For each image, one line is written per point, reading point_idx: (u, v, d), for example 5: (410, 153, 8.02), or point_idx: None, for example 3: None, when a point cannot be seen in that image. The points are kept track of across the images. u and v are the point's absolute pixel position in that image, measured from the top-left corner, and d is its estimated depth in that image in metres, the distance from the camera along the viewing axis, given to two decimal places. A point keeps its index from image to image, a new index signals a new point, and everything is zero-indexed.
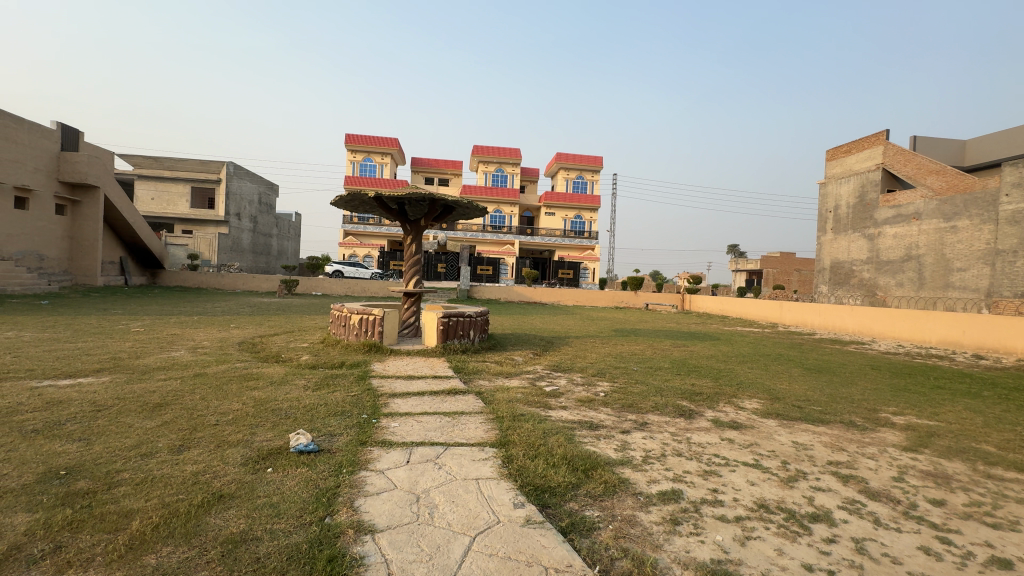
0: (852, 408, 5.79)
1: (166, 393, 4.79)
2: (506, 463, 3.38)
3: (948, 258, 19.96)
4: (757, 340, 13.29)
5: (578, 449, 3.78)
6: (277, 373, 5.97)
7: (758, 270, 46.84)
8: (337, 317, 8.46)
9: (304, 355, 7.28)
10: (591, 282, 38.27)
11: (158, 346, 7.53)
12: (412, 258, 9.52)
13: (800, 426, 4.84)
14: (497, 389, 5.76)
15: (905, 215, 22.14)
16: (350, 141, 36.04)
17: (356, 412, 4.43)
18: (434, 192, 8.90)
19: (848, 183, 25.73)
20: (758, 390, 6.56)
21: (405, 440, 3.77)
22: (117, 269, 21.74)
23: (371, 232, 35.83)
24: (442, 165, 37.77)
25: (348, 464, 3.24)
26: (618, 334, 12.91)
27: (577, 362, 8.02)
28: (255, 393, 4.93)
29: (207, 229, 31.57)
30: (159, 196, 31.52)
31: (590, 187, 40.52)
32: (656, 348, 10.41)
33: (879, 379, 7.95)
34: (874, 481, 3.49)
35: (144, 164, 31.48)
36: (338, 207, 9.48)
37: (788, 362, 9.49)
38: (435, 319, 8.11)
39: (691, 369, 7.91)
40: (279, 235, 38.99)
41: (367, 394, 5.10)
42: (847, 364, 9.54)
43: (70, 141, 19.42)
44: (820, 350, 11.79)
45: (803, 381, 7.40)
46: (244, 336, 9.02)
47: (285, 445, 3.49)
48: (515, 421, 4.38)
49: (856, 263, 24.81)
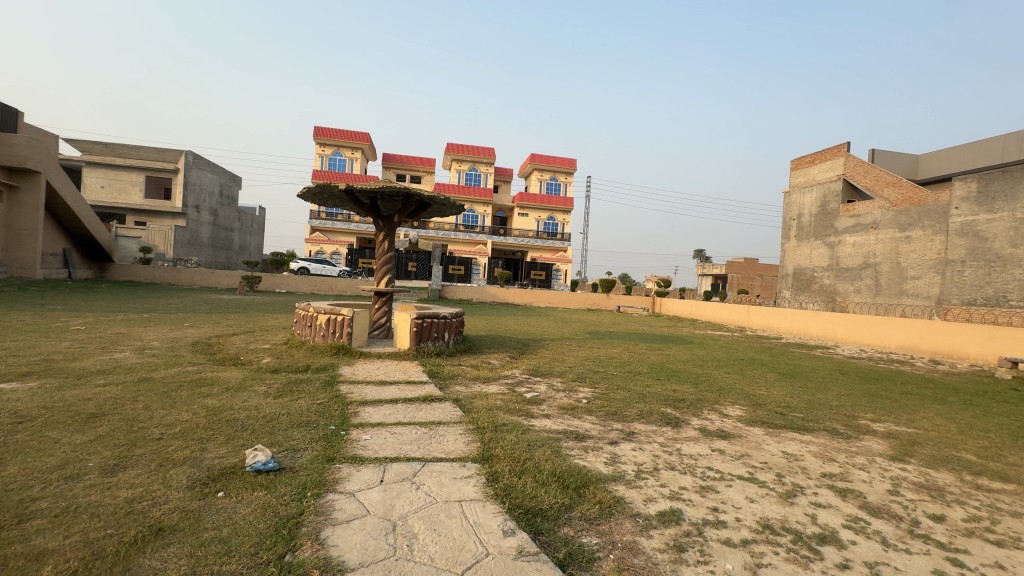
0: (832, 415, 5.76)
1: (104, 401, 4.24)
2: (492, 482, 3.08)
3: (902, 267, 20.86)
4: (729, 345, 13.43)
5: (568, 464, 3.51)
6: (235, 378, 5.46)
7: (723, 275, 48.09)
8: (302, 317, 7.95)
9: (265, 357, 6.76)
10: (563, 284, 38.32)
11: (100, 346, 6.84)
12: (384, 256, 9.05)
13: (786, 435, 4.74)
14: (475, 396, 5.44)
15: (864, 224, 23.05)
16: (319, 134, 34.89)
17: (322, 423, 4.03)
18: (409, 186, 8.46)
19: (811, 192, 26.65)
20: (738, 396, 6.48)
21: (377, 456, 3.40)
22: (60, 261, 20.16)
23: (340, 229, 34.72)
24: (414, 163, 37.04)
25: (312, 485, 2.87)
26: (593, 337, 12.78)
27: (556, 366, 7.79)
28: (207, 401, 4.43)
29: (163, 221, 29.87)
30: (110, 184, 29.60)
31: (563, 189, 40.65)
32: (633, 352, 10.29)
33: (850, 385, 8.04)
34: (872, 496, 3.37)
35: (94, 150, 29.51)
36: (305, 199, 8.91)
37: (762, 367, 9.53)
38: (409, 320, 7.71)
39: (670, 374, 7.80)
40: (242, 230, 37.31)
41: (335, 402, 4.69)
42: (817, 369, 9.66)
43: (8, 121, 17.89)
44: (789, 354, 12.01)
45: (781, 387, 7.38)
46: (200, 335, 8.39)
47: (240, 464, 3.08)
48: (497, 432, 4.08)
49: (818, 270, 25.70)
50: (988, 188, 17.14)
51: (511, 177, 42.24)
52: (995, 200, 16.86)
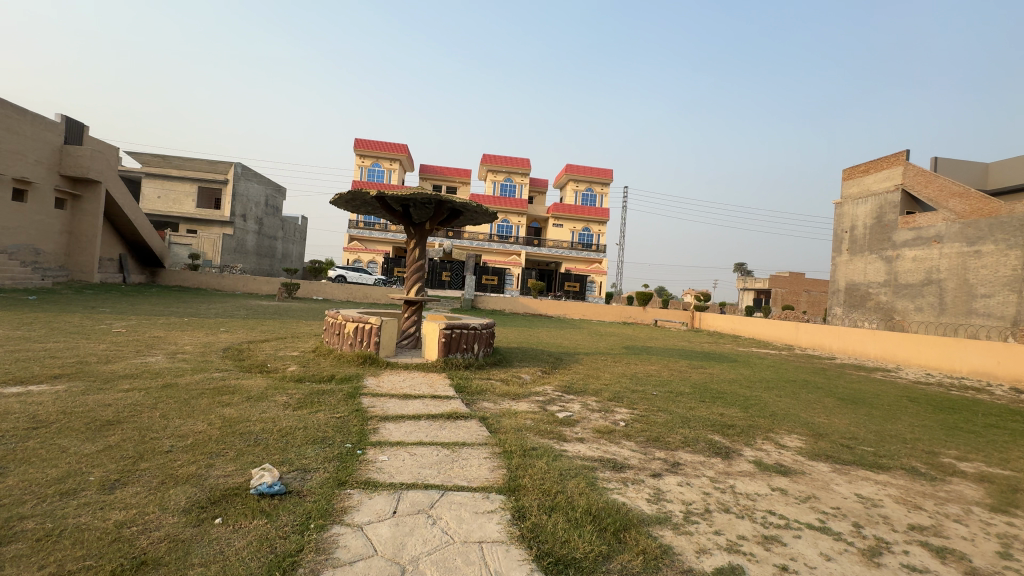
0: (909, 451, 5.05)
1: (123, 408, 4.13)
2: (519, 520, 2.70)
3: (971, 284, 19.10)
4: (777, 364, 12.45)
5: (606, 500, 3.09)
6: (258, 386, 5.32)
7: (766, 289, 45.91)
8: (331, 325, 7.87)
9: (291, 365, 6.64)
10: (598, 296, 37.48)
11: (134, 349, 6.91)
12: (415, 265, 8.86)
13: (858, 474, 4.13)
14: (503, 415, 5.06)
15: (926, 237, 21.36)
16: (360, 145, 35.83)
17: (338, 440, 3.77)
18: (441, 193, 8.24)
19: (866, 203, 25.02)
20: (795, 424, 5.82)
21: (392, 482, 3.09)
22: (115, 266, 21.26)
23: (377, 238, 35.33)
24: (450, 173, 37.36)
25: (317, 514, 2.58)
26: (629, 352, 12.14)
27: (591, 383, 7.32)
28: (225, 411, 4.27)
29: (212, 229, 31.21)
30: (165, 195, 31.24)
31: (599, 200, 40.09)
32: (673, 369, 9.67)
33: (924, 415, 7.13)
34: (979, 559, 2.79)
35: (153, 163, 31.26)
36: (338, 206, 8.86)
37: (817, 391, 8.66)
38: (437, 330, 7.46)
39: (716, 395, 7.17)
40: (285, 238, 38.61)
41: (355, 417, 4.42)
42: (881, 396, 8.68)
43: (75, 135, 19.12)
44: (847, 377, 10.97)
45: (843, 415, 6.64)
46: (232, 341, 8.44)
47: (244, 485, 2.84)
48: (526, 457, 3.69)
49: (873, 286, 23.95)
50: None
51: (546, 188, 42.02)
52: None
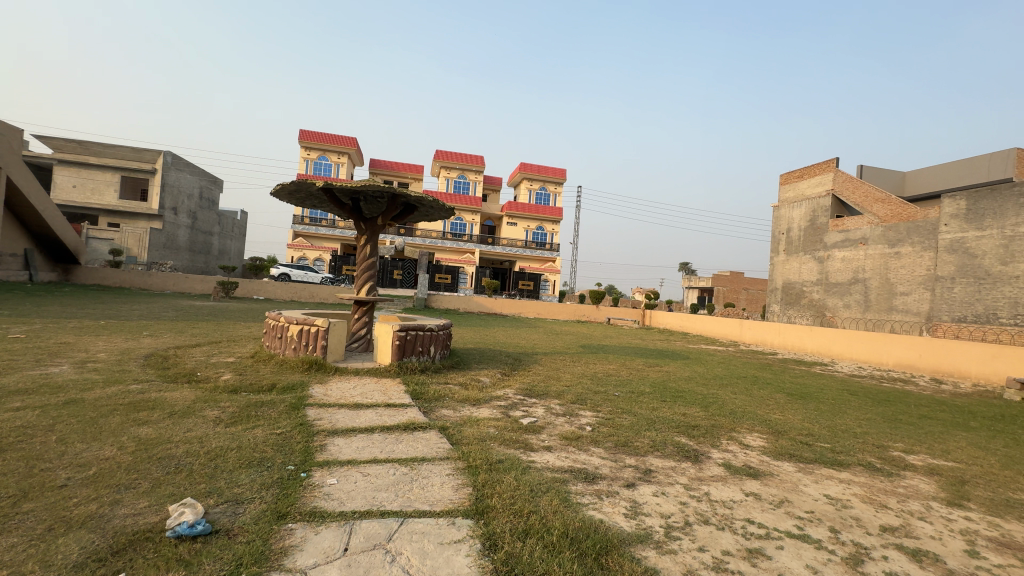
0: (861, 446, 5.18)
1: (8, 432, 3.45)
2: (491, 550, 2.40)
3: (891, 282, 20.71)
4: (726, 361, 12.82)
5: (582, 518, 2.84)
6: (184, 399, 4.69)
7: (709, 288, 47.97)
8: (272, 328, 7.21)
9: (225, 373, 5.98)
10: (551, 295, 37.68)
11: (33, 359, 5.98)
12: (366, 262, 8.29)
13: (823, 473, 4.13)
14: (464, 423, 4.73)
15: (853, 240, 22.91)
16: (305, 137, 34.07)
17: (279, 462, 3.30)
18: (395, 186, 7.71)
19: (801, 207, 26.57)
20: (754, 422, 5.86)
21: (343, 511, 2.68)
22: (19, 263, 18.94)
23: (324, 235, 33.73)
24: (402, 169, 36.31)
25: (250, 561, 2.16)
26: (587, 351, 12.09)
27: (551, 385, 7.13)
28: (141, 432, 3.67)
29: (138, 223, 28.62)
30: (82, 184, 28.28)
31: (552, 199, 40.37)
32: (631, 368, 9.68)
33: (866, 409, 7.45)
34: (952, 561, 2.77)
35: (66, 148, 28.19)
36: (279, 198, 8.13)
37: (767, 387, 8.91)
38: (390, 332, 7.00)
39: (676, 394, 7.16)
40: (222, 234, 36.12)
41: (298, 433, 3.94)
42: (824, 390, 9.04)
43: None
44: (791, 372, 11.43)
45: (795, 411, 6.80)
46: (157, 346, 7.54)
47: (158, 526, 2.36)
48: (492, 472, 3.39)
49: (807, 284, 25.46)
50: (976, 206, 17.15)
51: (499, 186, 41.77)
52: (984, 218, 16.83)
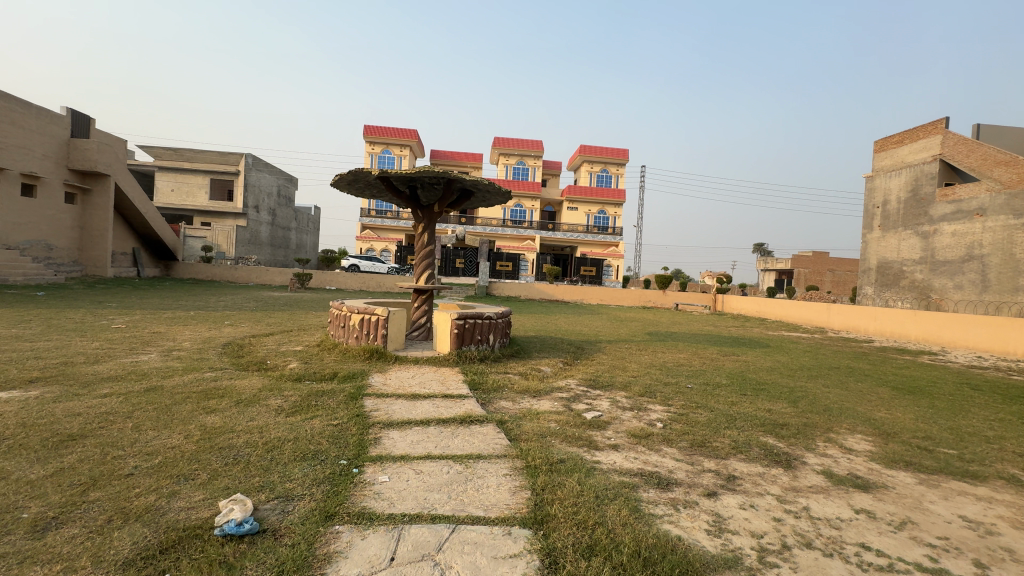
0: (999, 453, 4.32)
1: (92, 418, 3.65)
2: (551, 570, 2.11)
3: (1017, 259, 17.84)
4: (813, 349, 11.64)
5: (656, 534, 2.47)
6: (251, 387, 4.81)
7: (788, 270, 44.42)
8: (335, 317, 7.35)
9: (292, 362, 6.15)
10: (615, 280, 36.58)
11: (128, 347, 6.47)
12: (424, 250, 8.23)
13: (952, 487, 3.43)
14: (523, 416, 4.46)
15: (967, 211, 19.96)
16: (369, 132, 35.25)
17: (332, 455, 3.21)
18: (450, 172, 7.51)
19: (900, 176, 23.55)
20: (855, 421, 5.11)
21: (392, 513, 2.51)
22: (129, 260, 21.22)
23: (389, 226, 34.89)
24: (461, 159, 36.64)
25: (292, 567, 2.02)
26: (654, 339, 11.44)
27: (617, 375, 6.71)
28: (208, 420, 3.74)
29: (226, 221, 31.06)
30: (178, 188, 31.12)
31: (614, 181, 39.01)
32: (704, 358, 8.99)
33: (995, 406, 6.33)
34: None
35: (164, 156, 31.11)
36: (339, 187, 8.20)
37: (867, 379, 7.89)
38: (449, 321, 6.87)
39: (758, 387, 6.46)
40: (298, 229, 38.49)
41: (354, 424, 3.87)
42: (938, 383, 7.87)
43: (81, 127, 18.84)
44: (893, 362, 10.09)
45: (904, 408, 5.90)
46: (234, 335, 7.98)
47: (207, 522, 2.30)
48: (554, 474, 3.10)
49: (908, 264, 22.64)
50: None
51: (559, 170, 40.96)
52: None
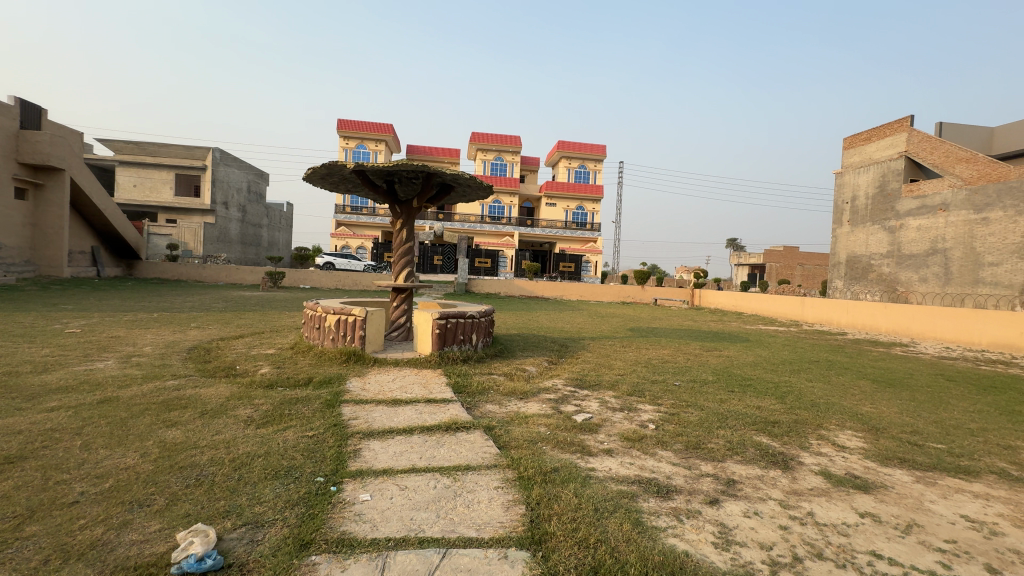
0: (984, 446, 4.33)
1: (34, 436, 3.27)
2: None
3: (978, 252, 18.56)
4: (791, 342, 11.79)
5: (663, 550, 2.30)
6: (218, 396, 4.47)
7: (760, 264, 45.40)
8: (310, 318, 6.98)
9: (263, 366, 5.80)
10: (593, 276, 36.69)
11: (83, 354, 6.00)
12: (402, 247, 7.92)
13: (948, 485, 3.39)
14: (511, 421, 4.25)
15: (931, 206, 20.60)
16: (343, 126, 34.32)
17: (307, 472, 2.94)
18: (429, 166, 7.20)
19: (868, 172, 24.20)
20: (843, 416, 5.09)
21: (375, 538, 2.27)
22: (88, 260, 20.11)
23: (365, 223, 34.12)
24: (438, 154, 36.10)
25: None
26: (636, 335, 11.38)
27: (603, 374, 6.56)
28: (168, 435, 3.42)
29: (192, 218, 29.82)
30: (141, 183, 29.67)
31: (592, 177, 39.07)
32: (687, 354, 8.94)
33: (972, 398, 6.43)
34: None
35: (125, 150, 29.59)
36: (312, 181, 7.80)
37: (846, 372, 7.95)
38: (430, 320, 6.60)
39: (744, 384, 6.41)
40: (269, 226, 37.27)
41: (332, 435, 3.60)
42: (915, 375, 8.00)
43: (31, 118, 17.66)
44: (868, 355, 10.25)
45: (887, 402, 5.93)
46: (201, 339, 7.52)
47: (162, 559, 2.01)
48: (549, 485, 2.90)
49: (876, 257, 23.33)
50: None
51: (537, 166, 40.83)
52: None
